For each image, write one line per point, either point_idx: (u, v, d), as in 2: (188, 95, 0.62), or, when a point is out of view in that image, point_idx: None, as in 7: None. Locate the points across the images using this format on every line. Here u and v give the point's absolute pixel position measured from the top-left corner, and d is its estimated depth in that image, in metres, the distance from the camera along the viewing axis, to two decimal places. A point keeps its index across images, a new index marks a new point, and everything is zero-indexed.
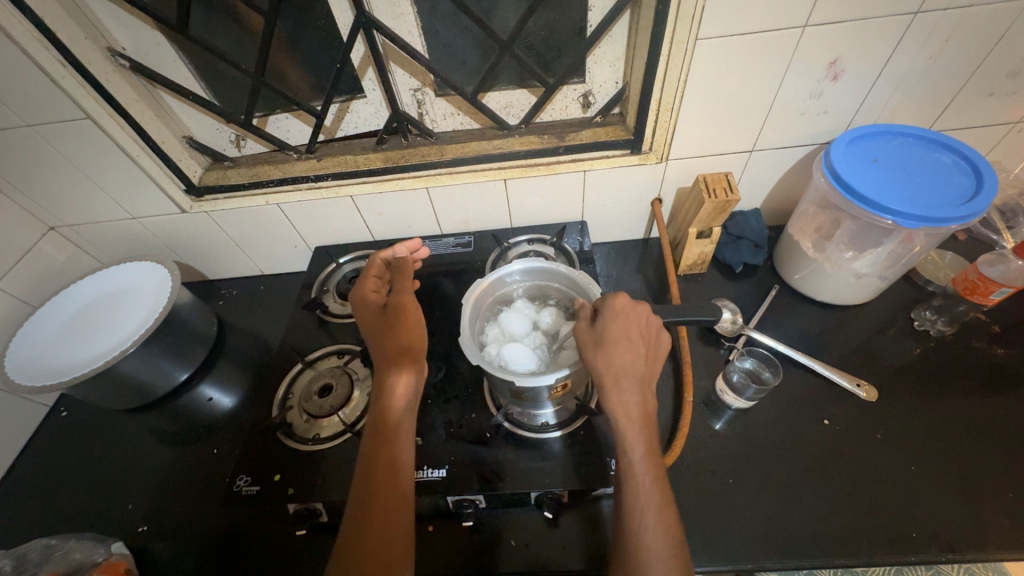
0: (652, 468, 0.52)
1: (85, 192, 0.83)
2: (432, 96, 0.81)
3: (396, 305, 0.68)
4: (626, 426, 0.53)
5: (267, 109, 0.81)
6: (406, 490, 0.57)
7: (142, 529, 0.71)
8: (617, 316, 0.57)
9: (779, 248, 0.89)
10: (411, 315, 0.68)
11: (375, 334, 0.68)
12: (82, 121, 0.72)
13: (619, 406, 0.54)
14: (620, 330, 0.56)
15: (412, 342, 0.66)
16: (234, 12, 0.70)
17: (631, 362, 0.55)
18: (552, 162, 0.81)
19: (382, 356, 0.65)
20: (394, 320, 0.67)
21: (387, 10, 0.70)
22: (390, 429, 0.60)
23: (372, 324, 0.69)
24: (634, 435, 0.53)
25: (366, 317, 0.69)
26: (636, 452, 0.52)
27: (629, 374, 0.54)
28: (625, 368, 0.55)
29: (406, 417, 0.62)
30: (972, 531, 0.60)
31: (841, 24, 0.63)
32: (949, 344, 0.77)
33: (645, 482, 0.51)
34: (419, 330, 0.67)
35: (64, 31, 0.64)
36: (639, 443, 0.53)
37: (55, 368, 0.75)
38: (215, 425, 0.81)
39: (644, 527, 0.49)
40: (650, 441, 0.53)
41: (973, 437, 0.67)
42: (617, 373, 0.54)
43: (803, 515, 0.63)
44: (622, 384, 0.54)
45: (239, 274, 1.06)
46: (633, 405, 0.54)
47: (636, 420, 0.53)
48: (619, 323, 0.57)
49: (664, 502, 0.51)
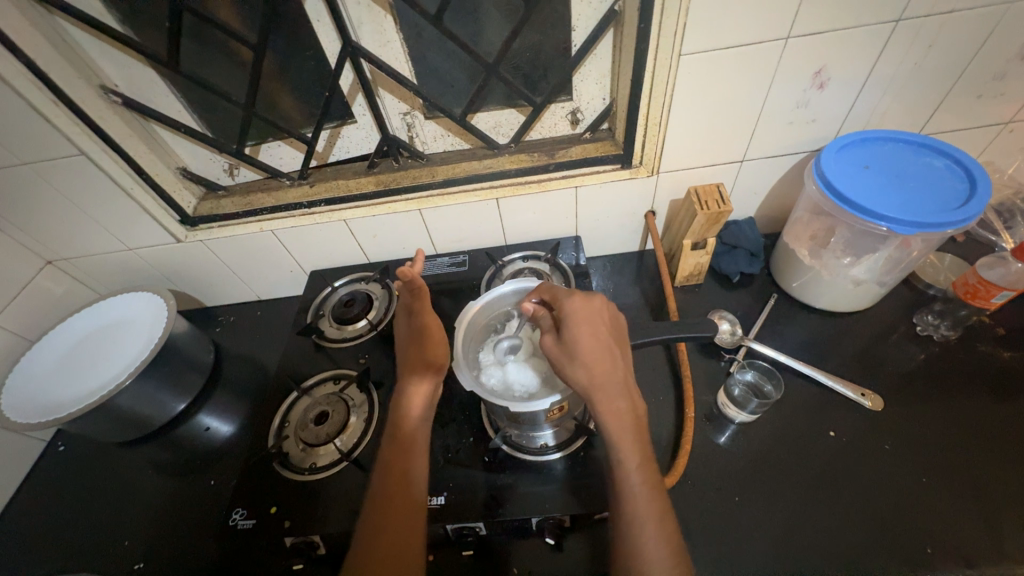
0: (648, 476, 0.52)
1: (81, 227, 0.83)
2: (421, 119, 0.81)
3: (419, 325, 0.69)
4: (619, 436, 0.53)
5: (259, 137, 0.82)
6: (417, 498, 0.57)
7: (139, 566, 0.70)
8: (579, 323, 0.58)
9: (775, 256, 0.89)
10: (435, 334, 0.69)
11: (404, 346, 0.70)
12: (76, 158, 0.73)
13: (610, 414, 0.54)
14: (588, 335, 0.57)
15: (434, 357, 0.66)
16: (224, 45, 0.71)
17: (610, 366, 0.56)
18: (544, 179, 0.82)
19: (405, 366, 0.67)
20: (420, 337, 0.68)
21: (374, 38, 0.71)
22: (406, 438, 0.61)
23: (403, 338, 0.71)
24: (628, 444, 0.53)
25: (404, 333, 0.72)
26: (631, 463, 0.52)
27: (610, 381, 0.55)
28: (605, 373, 0.55)
29: (421, 426, 0.63)
30: (988, 545, 0.58)
31: (824, 34, 0.64)
32: (954, 348, 0.76)
33: (643, 490, 0.51)
34: (443, 347, 0.68)
35: (55, 70, 0.66)
36: (633, 452, 0.52)
37: (54, 406, 0.74)
38: (213, 454, 0.80)
39: (644, 541, 0.48)
40: (644, 450, 0.53)
41: (985, 444, 0.66)
42: (600, 382, 0.55)
43: (812, 532, 0.61)
44: (609, 392, 0.54)
45: (236, 300, 1.06)
46: (623, 410, 0.54)
47: (628, 427, 0.53)
48: (584, 329, 0.57)
49: (662, 510, 0.50)
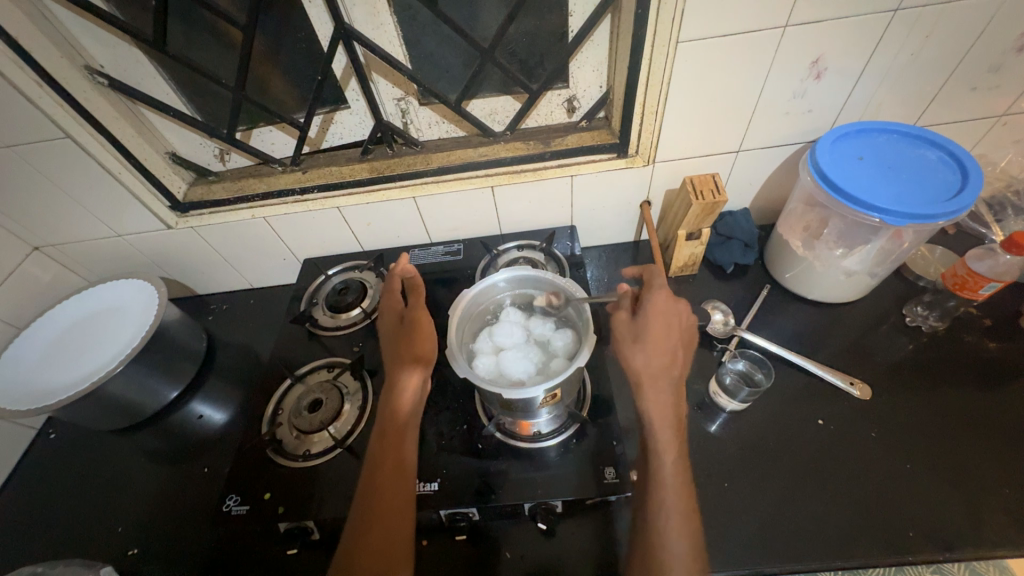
0: (680, 471, 0.53)
1: (68, 212, 0.82)
2: (416, 105, 0.80)
3: (411, 319, 0.69)
4: (660, 427, 0.54)
5: (250, 122, 0.80)
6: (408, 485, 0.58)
7: (133, 552, 0.70)
8: (657, 315, 0.58)
9: (769, 247, 0.89)
10: (425, 327, 0.68)
11: (391, 340, 0.69)
12: (61, 141, 0.71)
13: (655, 407, 0.54)
14: (661, 328, 0.58)
15: (422, 351, 0.66)
16: (213, 26, 0.70)
17: (668, 362, 0.56)
18: (539, 168, 0.81)
19: (393, 360, 0.66)
20: (410, 332, 0.67)
21: (367, 21, 0.70)
22: (397, 431, 0.60)
23: (390, 332, 0.70)
24: (667, 437, 0.53)
25: (388, 329, 0.71)
26: (667, 455, 0.53)
27: (664, 375, 0.55)
28: (662, 366, 0.56)
29: (412, 419, 0.62)
30: (969, 529, 0.60)
31: (821, 23, 0.63)
32: (942, 339, 0.77)
33: (673, 484, 0.52)
34: (431, 341, 0.67)
35: (38, 50, 0.64)
36: (671, 445, 0.53)
37: (44, 393, 0.74)
38: (206, 441, 0.80)
39: (666, 530, 0.50)
40: (681, 447, 0.54)
41: (969, 432, 0.67)
42: (655, 373, 0.55)
43: (800, 517, 0.62)
44: (659, 385, 0.55)
45: (228, 288, 1.05)
46: (667, 405, 0.54)
47: (669, 422, 0.54)
48: (659, 321, 0.58)
49: (689, 506, 0.51)
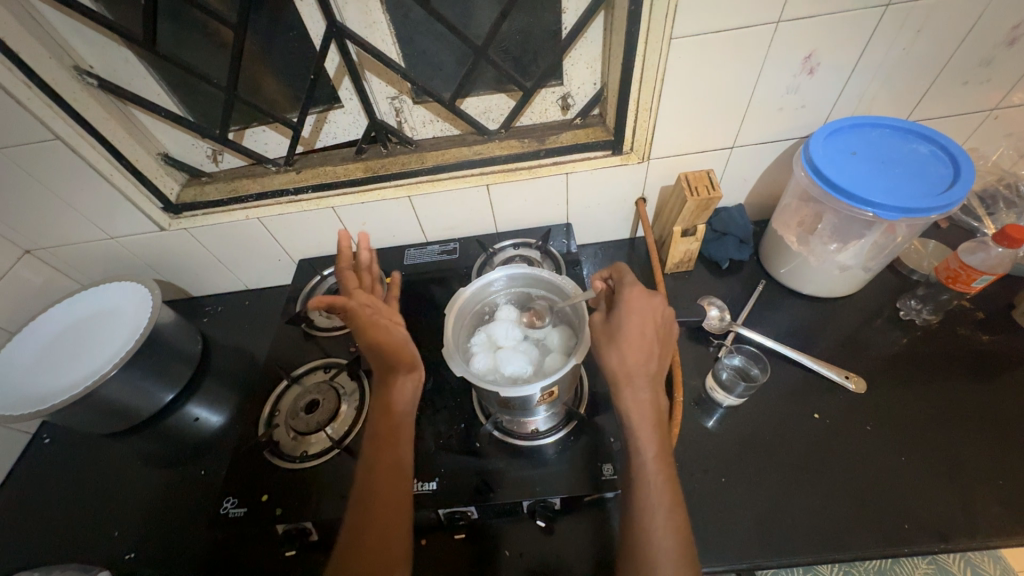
0: (663, 467, 0.53)
1: (59, 214, 0.81)
2: (410, 103, 0.80)
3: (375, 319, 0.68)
4: (638, 424, 0.54)
5: (243, 122, 0.80)
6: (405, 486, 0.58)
7: (130, 556, 0.69)
8: (630, 313, 0.58)
9: (764, 243, 0.89)
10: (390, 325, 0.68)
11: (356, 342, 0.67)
12: (51, 143, 0.70)
13: (633, 405, 0.54)
14: (635, 326, 0.57)
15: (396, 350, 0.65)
16: (203, 25, 0.69)
17: (645, 359, 0.56)
18: (534, 166, 0.81)
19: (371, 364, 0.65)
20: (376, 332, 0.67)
21: (360, 19, 0.69)
22: (390, 433, 0.60)
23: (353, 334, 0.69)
24: (647, 434, 0.53)
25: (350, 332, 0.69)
26: (648, 452, 0.53)
27: (640, 372, 0.55)
28: (639, 363, 0.56)
29: (405, 420, 0.62)
30: (964, 521, 0.60)
31: (814, 19, 0.63)
32: (936, 332, 0.78)
33: (656, 480, 0.52)
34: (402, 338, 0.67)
35: (27, 51, 0.63)
36: (652, 441, 0.53)
37: (38, 398, 0.73)
38: (204, 444, 0.79)
39: (651, 526, 0.50)
40: (662, 442, 0.54)
41: (962, 424, 0.68)
42: (630, 370, 0.55)
43: (796, 510, 0.63)
44: (635, 382, 0.55)
45: (224, 290, 1.04)
46: (645, 402, 0.55)
47: (648, 419, 0.54)
48: (633, 319, 0.58)
49: (674, 501, 0.51)
